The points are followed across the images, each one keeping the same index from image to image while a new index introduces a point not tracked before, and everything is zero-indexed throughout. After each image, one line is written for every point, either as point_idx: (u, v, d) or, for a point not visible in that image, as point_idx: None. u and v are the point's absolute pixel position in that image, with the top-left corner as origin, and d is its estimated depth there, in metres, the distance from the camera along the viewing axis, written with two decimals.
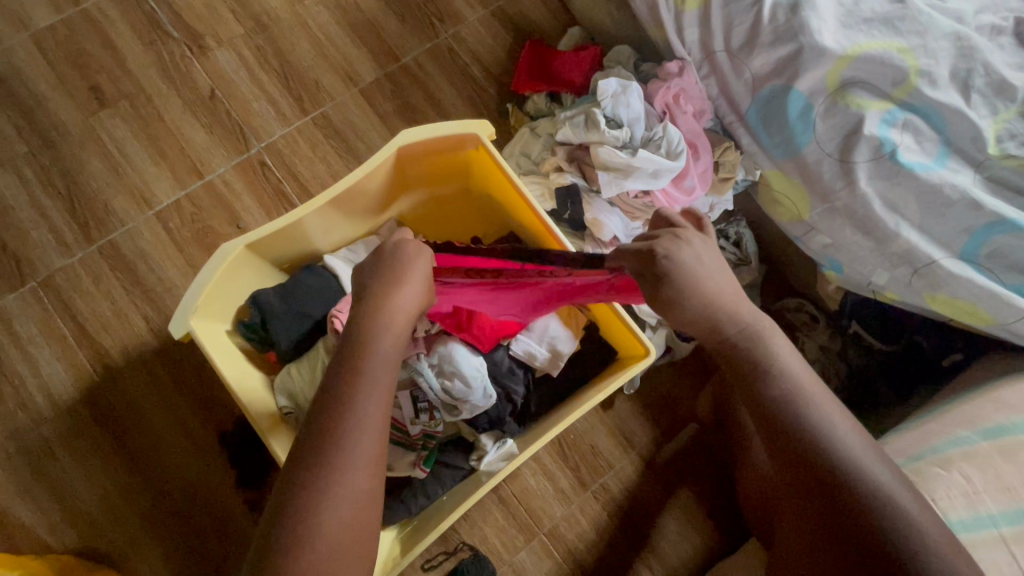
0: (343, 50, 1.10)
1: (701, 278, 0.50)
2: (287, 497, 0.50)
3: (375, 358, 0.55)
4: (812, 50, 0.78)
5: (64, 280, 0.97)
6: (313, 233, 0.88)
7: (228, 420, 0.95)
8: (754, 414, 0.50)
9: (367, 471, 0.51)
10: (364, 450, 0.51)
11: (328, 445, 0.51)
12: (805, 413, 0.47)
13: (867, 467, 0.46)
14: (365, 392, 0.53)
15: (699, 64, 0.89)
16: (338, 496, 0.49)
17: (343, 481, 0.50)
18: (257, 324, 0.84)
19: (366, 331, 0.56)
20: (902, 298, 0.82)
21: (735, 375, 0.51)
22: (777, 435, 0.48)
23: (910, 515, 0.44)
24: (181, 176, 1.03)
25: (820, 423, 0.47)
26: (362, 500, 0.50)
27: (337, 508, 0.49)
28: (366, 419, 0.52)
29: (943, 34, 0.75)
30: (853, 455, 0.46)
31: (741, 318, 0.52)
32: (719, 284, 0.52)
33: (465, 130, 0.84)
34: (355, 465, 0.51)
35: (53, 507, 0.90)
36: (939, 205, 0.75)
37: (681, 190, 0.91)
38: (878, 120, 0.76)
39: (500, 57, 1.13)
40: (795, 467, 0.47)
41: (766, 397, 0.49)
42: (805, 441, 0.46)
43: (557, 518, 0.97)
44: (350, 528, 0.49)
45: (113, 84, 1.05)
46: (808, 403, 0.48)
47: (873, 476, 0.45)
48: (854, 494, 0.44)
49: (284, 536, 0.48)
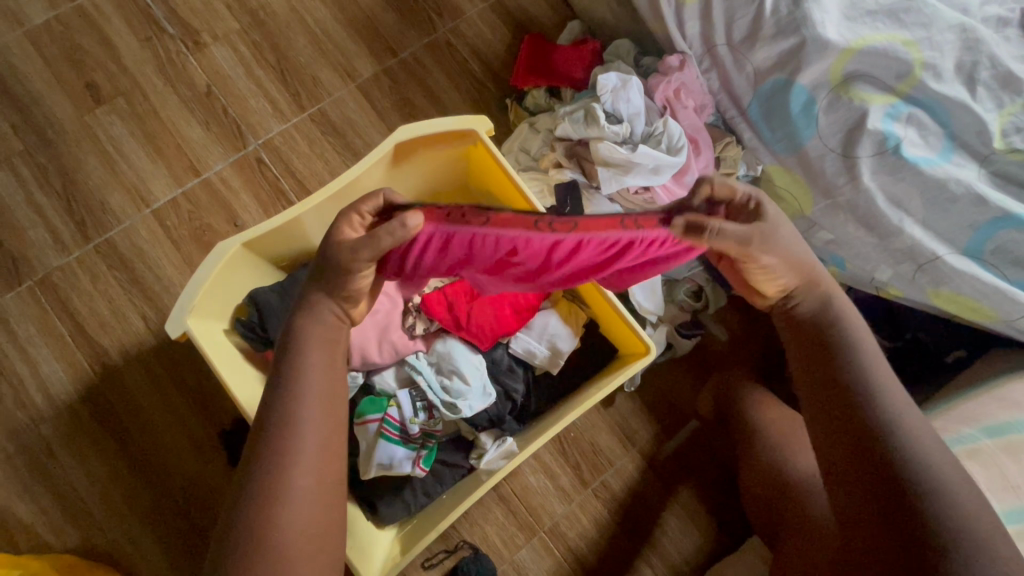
0: (340, 45, 1.09)
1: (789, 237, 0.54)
2: (239, 506, 0.51)
3: (309, 366, 0.55)
4: (814, 43, 0.76)
5: (61, 279, 0.97)
6: (312, 231, 0.88)
7: (228, 419, 0.95)
8: (809, 377, 0.53)
9: (310, 473, 0.52)
10: (306, 454, 0.52)
11: (272, 454, 0.51)
12: (861, 377, 0.50)
13: (902, 418, 0.48)
14: (300, 398, 0.53)
15: (699, 58, 0.89)
16: (289, 501, 0.50)
17: (291, 486, 0.51)
18: (254, 323, 0.83)
19: (295, 341, 0.56)
20: (905, 294, 0.81)
21: (799, 344, 0.56)
22: (828, 393, 0.51)
23: (952, 488, 0.45)
24: (179, 173, 1.02)
25: (872, 388, 0.49)
26: (314, 501, 0.52)
27: (289, 513, 0.50)
28: (308, 425, 0.53)
29: (948, 26, 0.74)
30: (906, 424, 0.47)
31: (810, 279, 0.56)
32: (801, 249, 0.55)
33: (464, 126, 0.83)
34: (300, 469, 0.52)
35: (53, 507, 0.90)
36: (944, 200, 0.74)
37: (682, 186, 0.89)
38: (882, 114, 0.75)
39: (500, 52, 1.12)
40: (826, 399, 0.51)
41: (823, 360, 0.52)
42: (857, 399, 0.49)
43: (558, 516, 0.97)
44: (302, 528, 0.50)
45: (108, 81, 1.04)
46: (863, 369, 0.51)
47: (922, 448, 0.46)
48: (874, 427, 0.47)
49: (236, 546, 0.49)
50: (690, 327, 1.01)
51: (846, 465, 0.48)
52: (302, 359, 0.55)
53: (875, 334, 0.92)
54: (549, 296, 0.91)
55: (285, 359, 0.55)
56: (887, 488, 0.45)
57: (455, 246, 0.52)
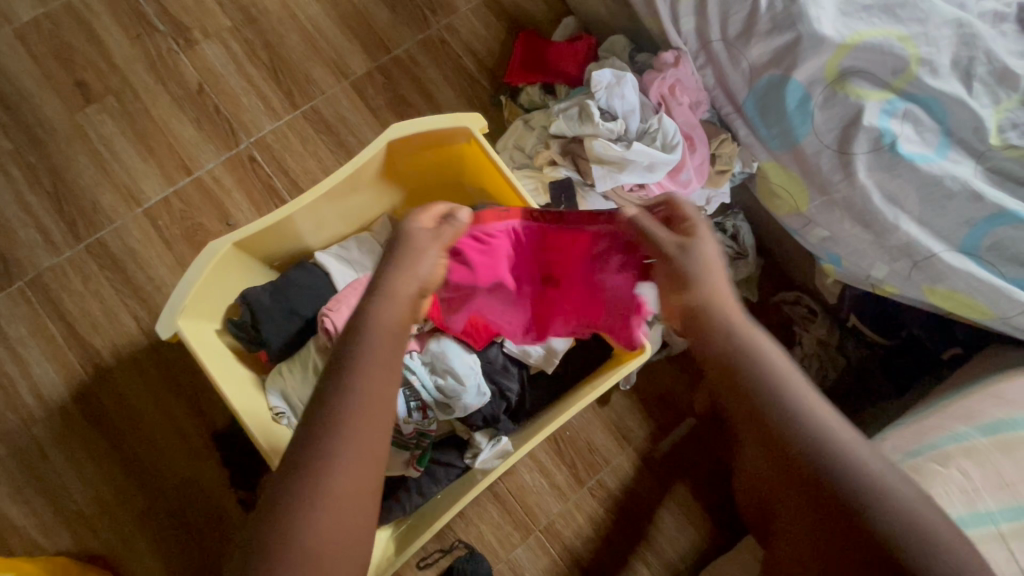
0: (332, 42, 1.08)
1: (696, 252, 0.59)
2: (274, 496, 0.49)
3: (372, 355, 0.54)
4: (810, 38, 0.76)
5: (52, 279, 0.96)
6: (305, 230, 0.87)
7: (221, 419, 0.95)
8: (750, 424, 0.51)
9: (352, 473, 0.49)
10: (347, 453, 0.50)
11: (313, 446, 0.50)
12: (795, 416, 0.48)
13: (826, 432, 0.48)
14: (354, 392, 0.52)
15: (695, 54, 0.87)
16: (321, 501, 0.48)
17: (325, 483, 0.48)
18: (246, 323, 0.82)
19: (362, 326, 0.56)
20: (901, 291, 0.81)
21: (728, 388, 0.52)
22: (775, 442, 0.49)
23: (910, 505, 0.46)
24: (170, 172, 1.01)
25: (814, 428, 0.48)
26: (345, 506, 0.49)
27: (320, 513, 0.48)
28: (354, 421, 0.51)
29: (944, 21, 0.73)
30: (830, 435, 0.48)
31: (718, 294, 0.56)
32: (704, 258, 0.58)
33: (457, 123, 0.83)
34: (339, 468, 0.49)
35: (45, 508, 0.90)
36: (940, 197, 0.73)
37: (677, 183, 0.90)
38: (878, 111, 0.75)
39: (494, 48, 1.11)
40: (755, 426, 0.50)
41: (760, 407, 0.50)
42: (782, 420, 0.48)
43: (553, 514, 0.97)
44: (335, 530, 0.48)
45: (99, 79, 1.03)
46: (799, 407, 0.49)
47: (872, 474, 0.46)
48: (804, 448, 0.47)
49: (267, 539, 0.47)
50: None
51: (812, 512, 0.47)
52: (365, 348, 0.55)
53: (868, 329, 0.93)
54: None
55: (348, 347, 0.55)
56: (855, 529, 0.45)
57: (483, 236, 0.77)
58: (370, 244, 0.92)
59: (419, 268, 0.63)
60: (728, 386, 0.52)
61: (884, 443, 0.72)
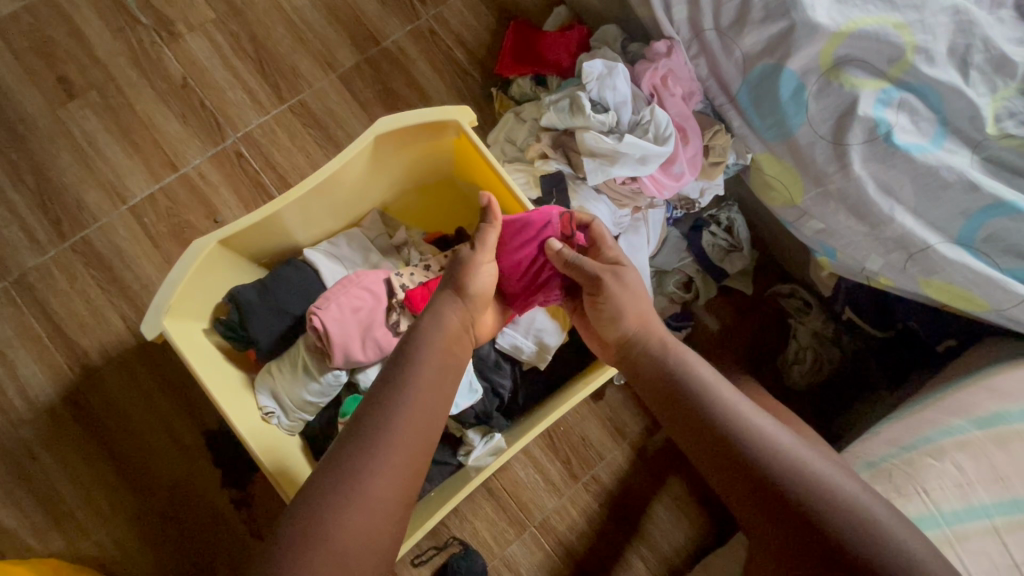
0: (320, 34, 1.06)
1: (630, 301, 0.67)
2: (305, 497, 0.52)
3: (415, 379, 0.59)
4: (804, 27, 0.74)
5: (37, 278, 0.95)
6: (292, 226, 0.86)
7: (213, 418, 0.94)
8: (692, 435, 0.58)
9: (386, 480, 0.53)
10: (390, 462, 0.54)
11: (356, 458, 0.54)
12: (732, 422, 0.56)
13: (762, 431, 0.54)
14: (392, 410, 0.57)
15: (687, 44, 0.86)
16: (359, 502, 0.52)
17: (363, 486, 0.52)
18: (234, 323, 0.81)
19: (415, 345, 0.62)
20: (896, 284, 0.80)
21: (668, 409, 0.61)
22: (720, 450, 0.55)
23: (851, 494, 0.50)
24: (156, 169, 1.00)
25: (747, 433, 0.54)
26: (379, 507, 0.52)
27: (353, 515, 0.51)
28: (395, 433, 0.56)
29: (941, 8, 0.71)
30: (767, 437, 0.54)
31: (661, 336, 0.66)
32: (641, 305, 0.68)
33: (447, 117, 0.81)
34: (374, 474, 0.53)
35: (35, 509, 0.89)
36: (935, 187, 0.72)
37: (669, 176, 0.89)
38: (872, 100, 0.73)
39: (484, 39, 1.09)
40: (697, 433, 0.57)
41: (695, 418, 0.58)
42: (719, 424, 0.56)
43: (548, 510, 0.96)
44: (361, 532, 0.51)
45: (81, 73, 1.01)
46: (735, 418, 0.56)
47: (814, 472, 0.51)
48: (740, 446, 0.54)
49: (297, 537, 0.50)
50: (681, 317, 1.01)
51: (761, 516, 0.51)
52: (413, 366, 0.61)
53: (864, 321, 0.92)
54: None
55: (395, 366, 0.61)
56: (800, 521, 0.48)
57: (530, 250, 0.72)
58: (359, 241, 0.91)
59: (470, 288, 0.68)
60: (671, 415, 0.61)
61: (879, 436, 0.72)
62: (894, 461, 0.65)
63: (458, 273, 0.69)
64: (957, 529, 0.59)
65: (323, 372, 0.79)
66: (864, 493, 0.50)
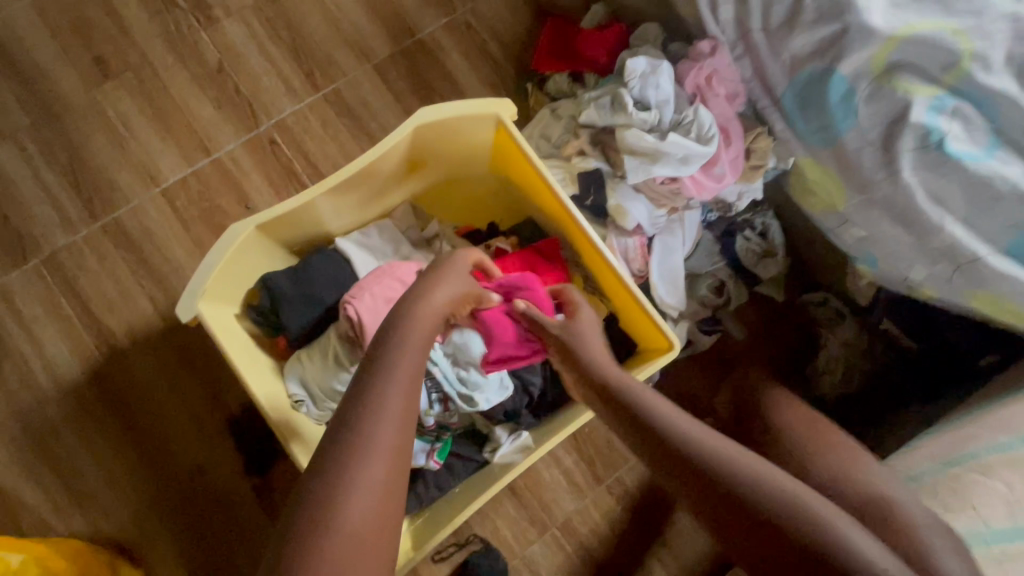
0: (356, 23, 1.05)
1: (586, 333, 0.73)
2: (308, 484, 0.50)
3: (399, 358, 0.60)
4: (857, 29, 0.73)
5: (67, 257, 0.94)
6: (325, 215, 0.85)
7: (237, 404, 0.93)
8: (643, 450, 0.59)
9: (385, 457, 0.52)
10: (382, 440, 0.53)
11: (354, 436, 0.53)
12: (668, 428, 0.57)
13: (692, 433, 0.56)
14: (384, 385, 0.57)
15: (732, 44, 0.84)
16: (364, 479, 0.50)
17: (358, 468, 0.51)
18: (267, 309, 0.81)
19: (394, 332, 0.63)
20: (940, 295, 0.79)
21: (622, 427, 0.62)
22: (675, 475, 0.54)
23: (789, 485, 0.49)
24: (188, 153, 0.99)
25: (684, 439, 0.55)
26: (383, 489, 0.51)
27: (360, 496, 0.50)
28: (391, 407, 0.55)
29: (1001, 14, 0.69)
30: (693, 435, 0.56)
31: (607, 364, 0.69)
32: (594, 338, 0.73)
33: (488, 109, 0.80)
34: (376, 453, 0.52)
35: (56, 488, 0.89)
36: (987, 198, 0.70)
37: (710, 177, 0.88)
38: (925, 107, 0.72)
39: (520, 34, 1.09)
40: (646, 448, 0.58)
41: (645, 429, 0.59)
42: (658, 429, 0.58)
43: (570, 511, 0.95)
44: (370, 514, 0.49)
45: (117, 54, 1.01)
46: (670, 421, 0.58)
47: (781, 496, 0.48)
48: (679, 449, 0.55)
49: (306, 520, 0.48)
50: (711, 323, 1.00)
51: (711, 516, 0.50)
52: (397, 345, 0.61)
53: (902, 330, 0.91)
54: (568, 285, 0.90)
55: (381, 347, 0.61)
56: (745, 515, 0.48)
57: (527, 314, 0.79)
58: (391, 232, 0.90)
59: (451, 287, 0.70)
60: (625, 428, 0.62)
61: (920, 450, 0.70)
62: (939, 475, 0.64)
63: (449, 276, 0.71)
64: (1010, 548, 0.57)
65: (353, 362, 0.78)
66: (842, 525, 0.46)
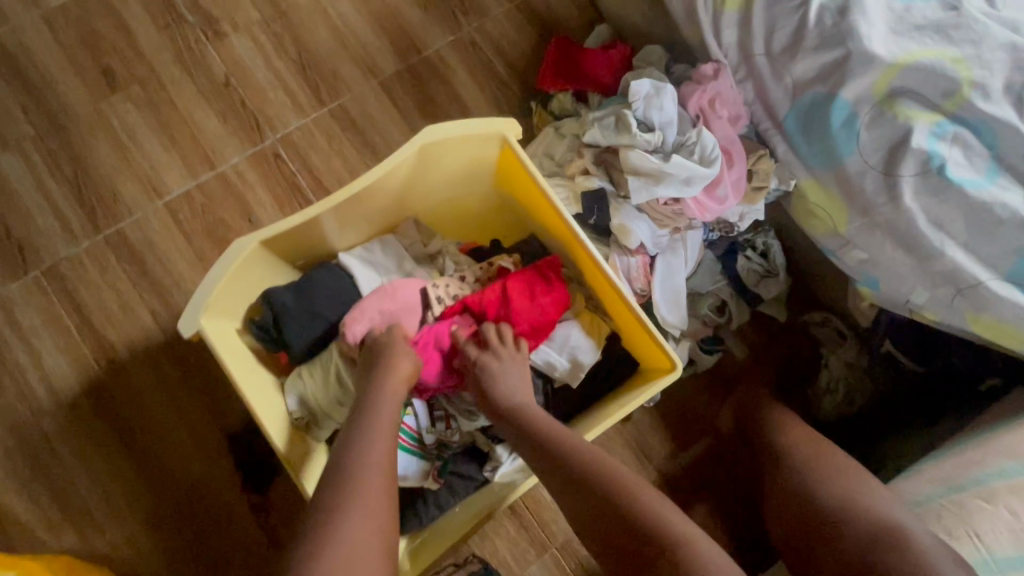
0: (363, 40, 1.06)
1: (496, 369, 0.76)
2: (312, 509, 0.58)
3: (381, 405, 0.68)
4: (860, 56, 0.74)
5: (69, 268, 0.94)
6: (329, 230, 0.85)
7: (236, 419, 0.93)
8: (579, 509, 0.65)
9: (377, 485, 0.60)
10: (373, 469, 0.61)
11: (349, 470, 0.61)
12: (618, 496, 0.63)
13: (646, 503, 0.62)
14: (371, 426, 0.66)
15: (735, 67, 0.85)
16: (357, 504, 0.58)
17: (362, 494, 0.59)
18: (268, 324, 0.80)
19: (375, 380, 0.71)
20: (942, 318, 0.79)
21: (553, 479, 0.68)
22: (597, 516, 0.63)
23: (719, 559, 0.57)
24: (193, 165, 1.00)
25: (639, 511, 0.61)
26: (374, 512, 0.58)
27: (354, 517, 0.57)
28: (376, 445, 0.64)
29: (999, 44, 0.71)
30: (645, 506, 0.61)
31: (519, 402, 0.75)
32: (511, 372, 0.77)
33: (494, 129, 0.81)
34: (366, 483, 0.60)
35: (49, 503, 0.88)
36: (989, 224, 0.71)
37: (712, 199, 0.89)
38: (927, 133, 0.73)
39: (525, 53, 1.10)
40: (586, 508, 0.64)
41: (590, 492, 0.64)
42: (607, 496, 0.63)
43: (570, 531, 0.94)
44: (365, 534, 0.56)
45: (125, 67, 1.01)
46: (623, 489, 0.63)
47: (681, 537, 0.59)
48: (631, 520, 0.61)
49: (308, 540, 0.55)
50: (712, 342, 1.00)
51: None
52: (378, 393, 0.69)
53: (904, 354, 0.91)
54: (572, 306, 0.87)
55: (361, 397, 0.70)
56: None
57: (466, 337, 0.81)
58: (394, 247, 0.90)
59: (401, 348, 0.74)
60: (554, 480, 0.68)
61: (922, 474, 0.70)
62: (944, 500, 0.64)
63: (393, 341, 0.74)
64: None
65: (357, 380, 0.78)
66: (729, 565, 0.57)
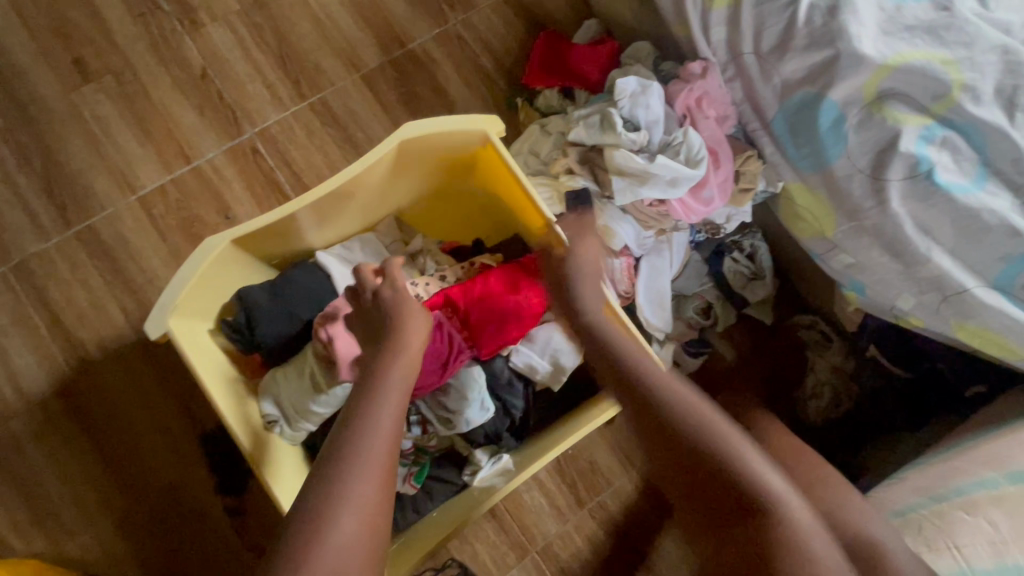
0: (345, 32, 1.04)
1: (580, 273, 0.77)
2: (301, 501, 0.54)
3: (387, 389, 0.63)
4: (850, 57, 0.72)
5: (38, 265, 0.91)
6: (305, 228, 0.83)
7: (211, 420, 0.91)
8: (642, 421, 0.62)
9: (373, 480, 0.55)
10: (371, 461, 0.56)
11: (343, 456, 0.56)
12: (684, 411, 0.60)
13: (712, 422, 0.59)
14: (374, 411, 0.60)
15: (724, 65, 0.83)
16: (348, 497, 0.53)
17: (354, 489, 0.54)
18: (240, 325, 0.78)
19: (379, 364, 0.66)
20: (926, 324, 0.78)
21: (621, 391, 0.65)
22: (653, 434, 0.60)
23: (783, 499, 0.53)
24: (168, 159, 0.97)
25: (696, 427, 0.58)
26: (367, 508, 0.54)
27: (344, 514, 0.52)
28: (378, 432, 0.59)
29: (990, 47, 0.69)
30: (713, 425, 0.59)
31: (595, 316, 0.74)
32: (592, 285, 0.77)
33: (476, 127, 0.79)
34: (362, 475, 0.55)
35: (18, 505, 0.86)
36: (976, 230, 0.70)
37: (698, 201, 0.87)
38: (916, 137, 0.71)
39: (512, 48, 1.07)
40: (645, 423, 0.61)
41: (651, 405, 0.62)
42: (671, 410, 0.60)
43: (551, 535, 0.93)
44: (353, 533, 0.52)
45: (98, 56, 0.98)
46: (688, 407, 0.61)
47: (758, 474, 0.55)
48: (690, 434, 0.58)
49: (296, 536, 0.51)
50: (697, 345, 0.99)
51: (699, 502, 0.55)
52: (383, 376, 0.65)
53: (887, 360, 0.90)
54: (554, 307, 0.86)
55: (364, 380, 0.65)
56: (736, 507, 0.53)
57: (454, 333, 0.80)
58: (372, 246, 0.89)
59: (410, 324, 0.70)
60: (625, 395, 0.65)
61: (906, 482, 0.69)
62: (924, 511, 0.63)
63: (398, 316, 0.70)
64: None
65: (330, 384, 0.76)
66: (801, 508, 0.53)
